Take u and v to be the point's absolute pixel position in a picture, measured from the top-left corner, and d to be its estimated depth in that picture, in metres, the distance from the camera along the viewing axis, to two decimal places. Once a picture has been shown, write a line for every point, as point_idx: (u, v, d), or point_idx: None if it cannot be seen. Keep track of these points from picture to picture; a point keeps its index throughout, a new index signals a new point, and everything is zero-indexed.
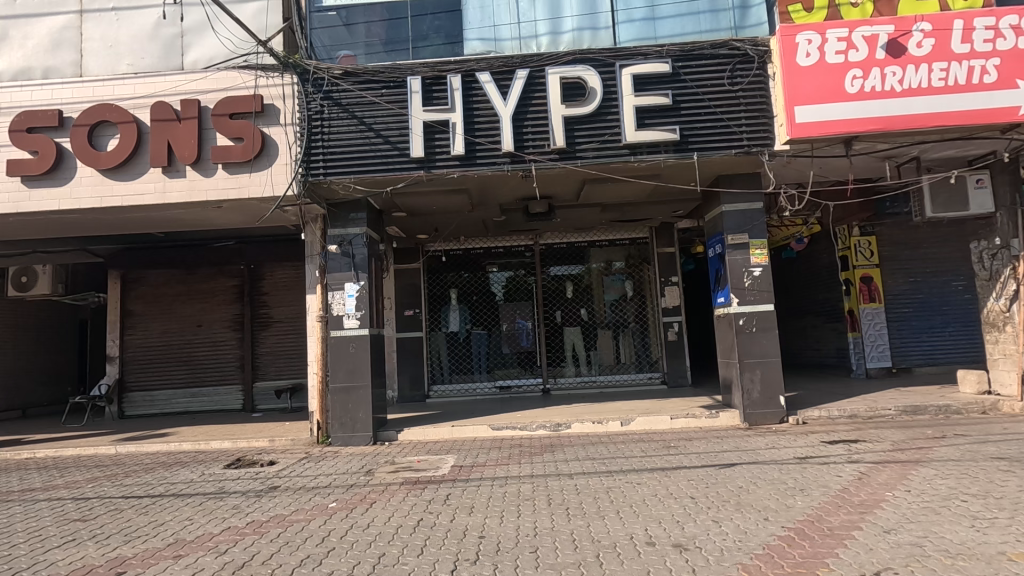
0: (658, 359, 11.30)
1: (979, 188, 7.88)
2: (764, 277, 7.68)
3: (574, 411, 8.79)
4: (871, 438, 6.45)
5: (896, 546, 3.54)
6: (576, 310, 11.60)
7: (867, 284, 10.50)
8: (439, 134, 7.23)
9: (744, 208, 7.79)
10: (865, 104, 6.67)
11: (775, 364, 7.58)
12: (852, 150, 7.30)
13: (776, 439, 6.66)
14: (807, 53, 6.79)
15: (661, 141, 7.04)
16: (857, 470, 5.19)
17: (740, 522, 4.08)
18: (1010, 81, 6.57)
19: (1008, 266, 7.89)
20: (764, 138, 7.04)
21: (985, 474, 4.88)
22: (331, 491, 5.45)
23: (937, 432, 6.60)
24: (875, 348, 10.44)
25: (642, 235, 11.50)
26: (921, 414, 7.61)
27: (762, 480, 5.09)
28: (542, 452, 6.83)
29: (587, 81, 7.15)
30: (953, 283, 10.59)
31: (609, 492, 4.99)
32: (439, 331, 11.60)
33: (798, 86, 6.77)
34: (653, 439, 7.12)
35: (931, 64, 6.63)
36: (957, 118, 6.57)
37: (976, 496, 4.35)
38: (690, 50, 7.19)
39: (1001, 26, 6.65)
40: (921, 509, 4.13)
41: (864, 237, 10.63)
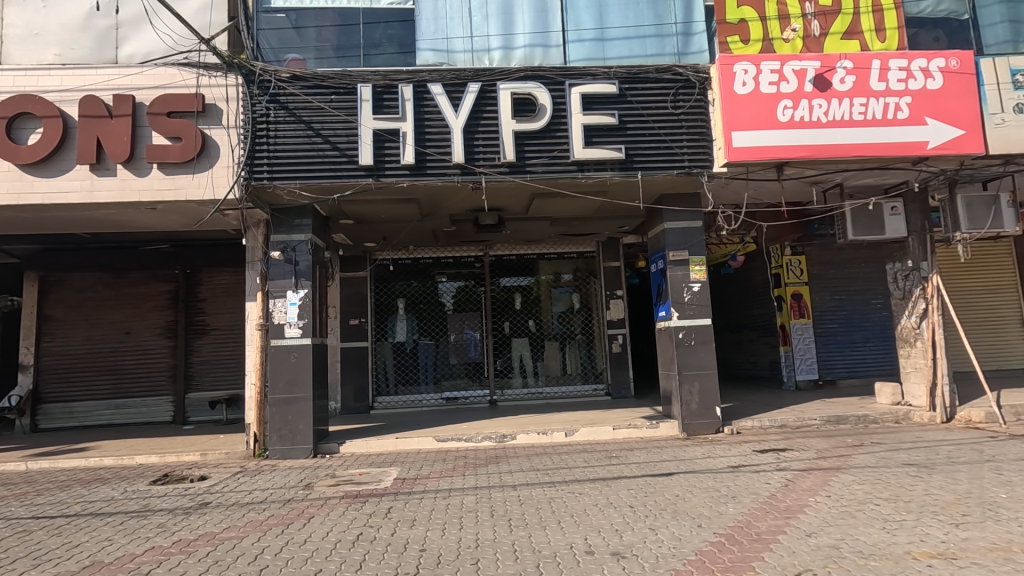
0: (602, 370, 11.54)
1: (894, 214, 8.55)
2: (702, 292, 8.02)
3: (519, 422, 8.85)
4: (797, 446, 6.83)
5: (816, 549, 3.76)
6: (524, 322, 11.71)
7: (797, 301, 11.13)
8: (389, 143, 7.19)
9: (685, 226, 8.14)
10: (795, 133, 7.13)
11: (712, 376, 7.90)
12: (783, 175, 7.76)
13: (712, 449, 6.93)
14: (743, 82, 7.22)
15: (607, 159, 7.27)
16: (785, 478, 5.49)
17: (676, 529, 4.23)
18: (920, 118, 7.19)
19: (919, 286, 8.57)
20: (704, 159, 7.38)
21: (898, 480, 5.26)
22: (266, 506, 5.26)
23: (856, 440, 7.08)
24: (804, 361, 11.05)
25: (590, 249, 11.76)
26: (843, 423, 8.12)
27: (697, 489, 5.28)
28: (487, 463, 6.83)
29: (537, 97, 7.30)
30: (872, 301, 11.41)
31: (551, 502, 5.05)
32: (385, 341, 11.44)
33: (735, 113, 7.16)
34: (596, 449, 7.26)
35: (853, 98, 7.18)
36: (874, 149, 7.12)
37: (888, 500, 4.69)
38: (636, 73, 7.49)
39: (913, 68, 7.27)
40: (839, 513, 4.42)
41: (795, 257, 11.25)
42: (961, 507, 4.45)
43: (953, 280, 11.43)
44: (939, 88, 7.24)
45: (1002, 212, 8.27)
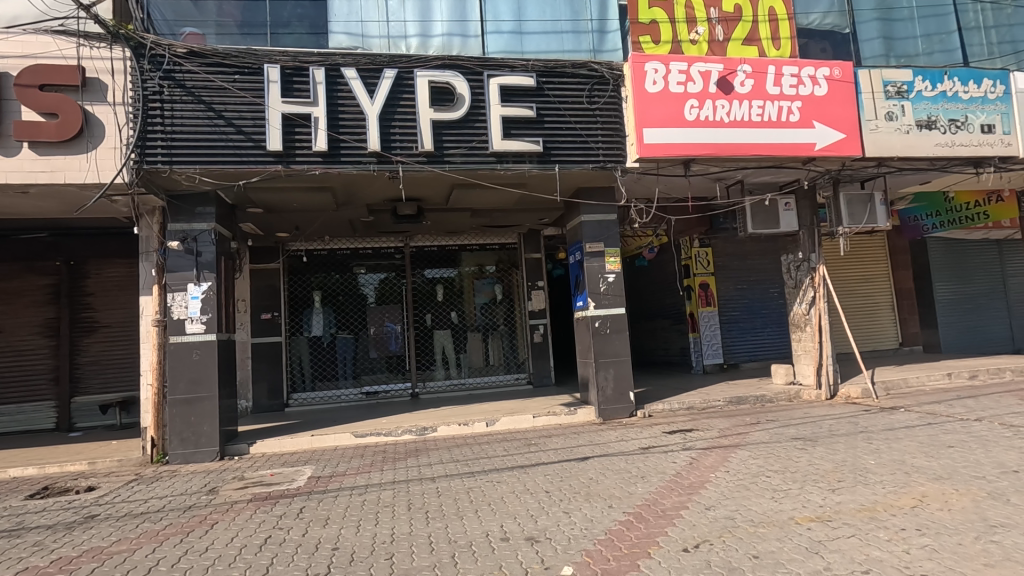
0: (524, 360, 11.70)
1: (787, 210, 9.28)
2: (617, 282, 8.33)
3: (440, 414, 8.81)
4: (702, 426, 7.30)
5: (713, 520, 4.05)
6: (446, 314, 11.65)
7: (705, 290, 11.84)
8: (299, 128, 6.86)
9: (601, 219, 8.40)
10: (701, 131, 7.53)
11: (626, 363, 8.24)
12: (691, 171, 8.19)
13: (625, 432, 7.25)
14: (654, 81, 7.54)
15: (526, 151, 7.34)
16: (689, 456, 5.85)
17: (588, 511, 4.39)
18: (809, 121, 7.83)
19: (808, 276, 9.38)
20: (618, 154, 7.64)
21: (787, 453, 5.75)
22: (164, 515, 4.90)
23: (753, 419, 7.67)
24: (710, 346, 11.81)
25: (511, 241, 11.88)
26: (743, 403, 8.78)
27: (610, 471, 5.52)
28: (406, 457, 6.74)
29: (456, 87, 7.24)
30: (769, 290, 12.36)
31: (469, 492, 5.08)
32: (300, 336, 10.98)
33: (646, 110, 7.47)
34: (516, 438, 7.38)
35: (751, 101, 7.70)
36: (769, 149, 7.68)
37: (778, 471, 5.13)
38: (553, 67, 7.61)
39: (803, 75, 7.89)
40: (736, 486, 4.78)
41: (702, 249, 11.95)
42: (837, 474, 4.94)
43: (837, 270, 12.62)
44: (824, 95, 7.92)
45: (876, 209, 9.22)
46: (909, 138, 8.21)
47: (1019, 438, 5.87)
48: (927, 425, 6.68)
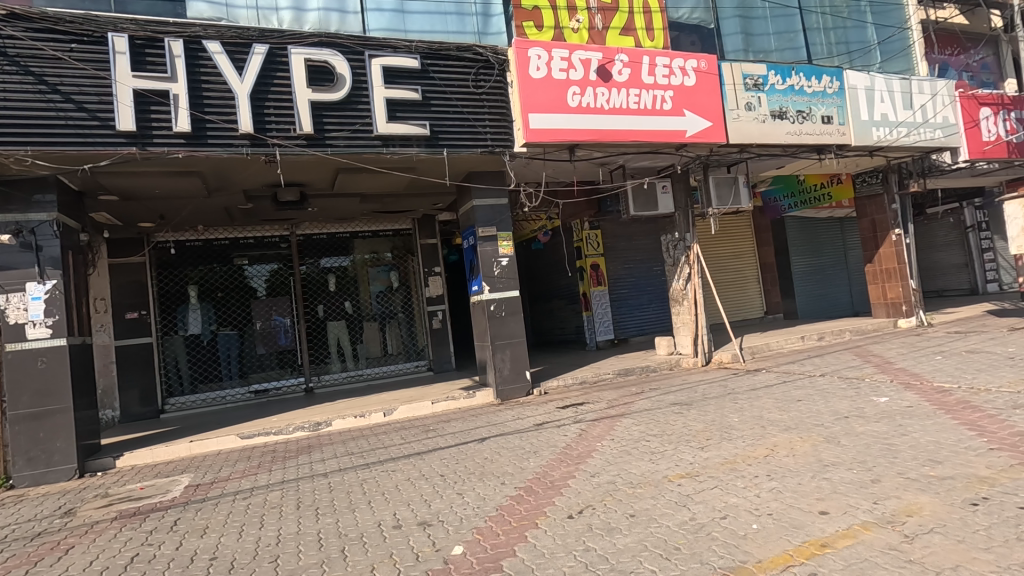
0: (424, 347, 11.57)
1: (664, 192, 9.92)
2: (510, 266, 8.48)
3: (336, 407, 8.52)
4: (592, 399, 7.71)
5: (597, 486, 4.31)
6: (340, 304, 11.22)
7: (596, 271, 12.38)
8: (155, 106, 6.19)
9: (492, 203, 8.48)
10: (583, 117, 7.81)
11: (521, 344, 8.45)
12: (575, 156, 8.49)
13: (521, 411, 7.46)
14: (538, 66, 7.68)
15: (412, 135, 7.19)
16: (579, 428, 6.16)
17: (481, 490, 4.50)
18: (680, 110, 8.40)
19: (684, 254, 10.15)
20: (506, 139, 7.72)
21: (666, 418, 6.23)
22: (4, 546, 4.30)
23: (638, 389, 8.22)
24: (602, 323, 12.42)
25: (405, 227, 11.65)
26: (630, 374, 9.38)
27: (504, 449, 5.68)
28: (297, 455, 6.45)
29: (335, 66, 6.90)
30: (653, 268, 13.23)
31: (363, 484, 5.00)
32: (174, 335, 10.05)
33: (530, 96, 7.61)
34: (413, 426, 7.34)
35: (628, 89, 8.11)
36: (646, 136, 8.15)
37: (657, 435, 5.56)
38: (438, 48, 7.49)
39: (674, 66, 8.43)
40: (619, 452, 5.13)
41: (592, 232, 12.44)
42: (706, 433, 5.45)
43: (711, 248, 13.77)
44: (693, 85, 8.52)
45: (740, 191, 10.14)
46: (765, 127, 9.09)
47: (852, 388, 6.83)
48: (782, 383, 7.57)
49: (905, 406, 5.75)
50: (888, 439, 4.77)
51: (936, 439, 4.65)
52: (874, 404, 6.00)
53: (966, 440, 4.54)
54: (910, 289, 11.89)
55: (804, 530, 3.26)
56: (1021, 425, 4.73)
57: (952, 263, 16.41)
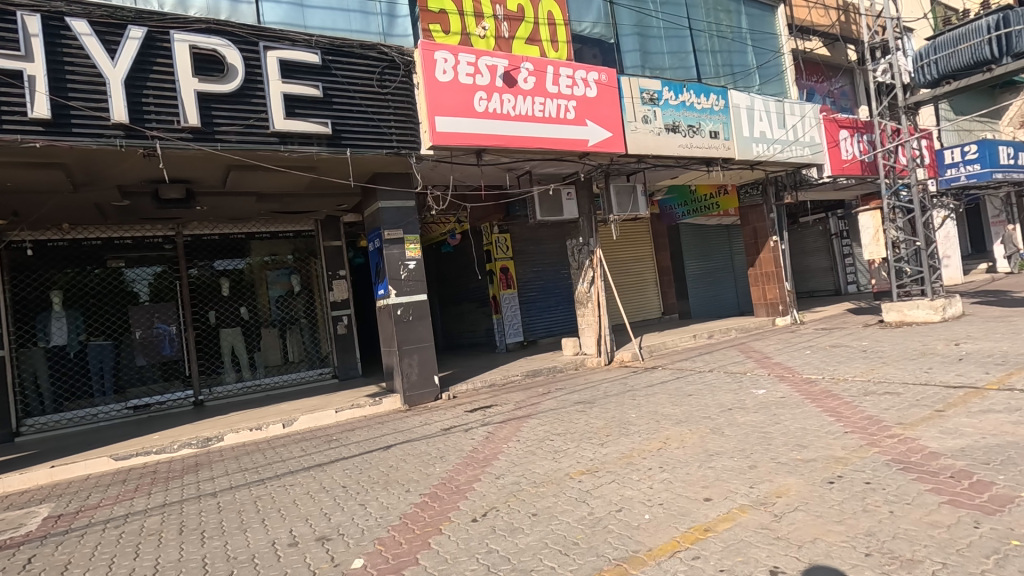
0: (328, 353, 11.09)
1: (569, 198, 10.26)
2: (417, 269, 8.37)
3: (228, 421, 7.93)
4: (500, 401, 7.80)
5: (501, 488, 4.36)
6: (234, 310, 10.49)
7: (505, 274, 12.49)
8: (5, 88, 5.45)
9: (399, 205, 8.33)
10: (489, 122, 7.90)
11: (429, 348, 8.36)
12: (482, 160, 8.55)
13: (429, 416, 7.38)
14: (444, 70, 7.66)
15: (313, 133, 6.89)
16: (486, 431, 6.20)
17: (384, 499, 4.39)
18: (583, 119, 8.73)
19: (588, 258, 10.54)
20: (411, 140, 7.61)
21: (571, 417, 6.44)
22: None
23: (545, 389, 8.43)
24: (512, 325, 12.55)
25: (308, 228, 11.13)
26: (538, 375, 9.60)
27: (410, 455, 5.59)
28: (181, 474, 5.94)
29: (224, 56, 6.45)
30: (560, 271, 13.64)
31: (257, 501, 4.70)
32: (33, 347, 8.86)
33: (437, 98, 7.57)
34: (315, 436, 7.02)
35: (533, 97, 8.31)
36: (550, 143, 8.39)
37: (560, 434, 5.73)
38: (340, 45, 7.24)
39: (577, 77, 8.74)
40: (524, 452, 5.23)
41: (501, 235, 12.53)
42: (607, 430, 5.70)
43: (614, 252, 14.42)
44: (594, 96, 8.89)
45: (638, 199, 10.74)
46: (660, 139, 9.68)
47: (736, 382, 7.45)
48: (676, 379, 8.09)
49: (779, 396, 6.38)
50: (764, 427, 5.25)
51: (803, 426, 5.18)
52: (753, 396, 6.57)
53: (827, 425, 5.09)
54: (786, 291, 13.19)
55: (689, 517, 3.50)
56: (869, 410, 5.41)
57: (820, 267, 18.41)
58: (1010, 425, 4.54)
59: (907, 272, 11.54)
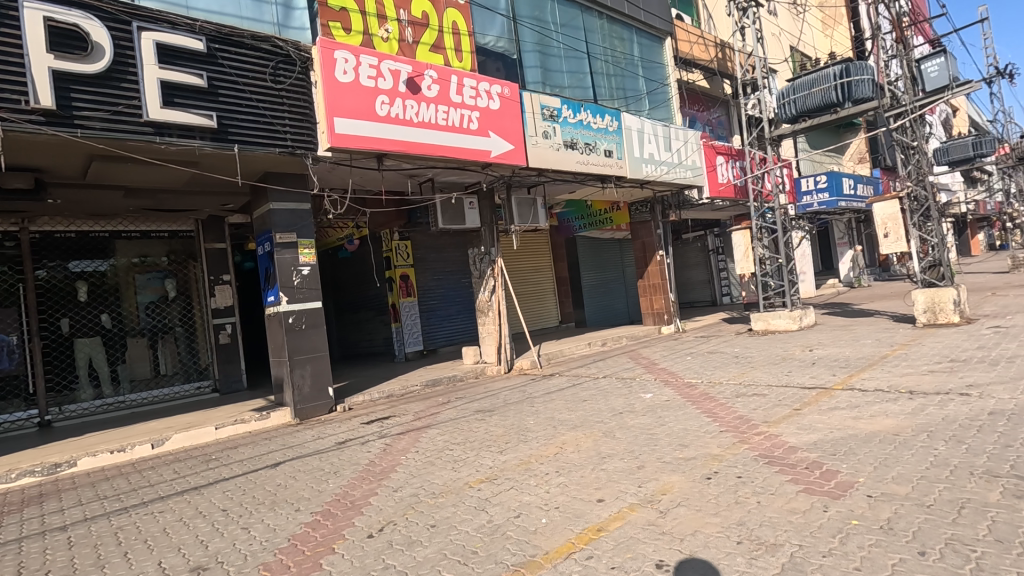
0: (207, 365, 10.25)
1: (471, 208, 10.33)
2: (311, 276, 7.97)
3: (83, 444, 6.96)
4: (399, 412, 7.62)
5: (399, 501, 4.26)
6: (93, 317, 9.26)
7: (405, 281, 12.26)
8: None
9: (293, 208, 7.90)
10: (391, 127, 7.75)
11: (323, 358, 7.99)
12: (383, 165, 8.36)
13: (322, 429, 7.03)
14: (344, 70, 7.41)
15: (195, 125, 6.34)
16: (383, 443, 6.03)
17: (271, 521, 4.11)
18: (485, 131, 8.86)
19: (489, 267, 10.65)
20: (307, 141, 7.27)
21: (470, 426, 6.44)
22: None
23: (445, 398, 8.38)
24: (411, 334, 12.31)
25: (186, 228, 10.22)
26: (438, 385, 9.51)
27: (300, 472, 5.28)
28: (21, 508, 5.11)
29: (89, 33, 5.75)
30: (461, 279, 13.66)
31: (120, 533, 4.18)
32: None
33: (336, 99, 7.29)
34: (191, 456, 6.40)
35: (437, 105, 8.29)
36: (453, 152, 8.40)
37: (459, 443, 5.71)
38: (228, 33, 6.75)
39: (480, 89, 8.87)
40: (423, 463, 5.14)
41: (402, 242, 12.31)
42: (505, 437, 5.78)
43: (516, 262, 14.69)
44: (497, 109, 9.06)
45: (539, 212, 11.11)
46: (559, 154, 10.06)
47: (626, 387, 7.89)
48: (571, 385, 8.40)
49: (664, 400, 6.86)
50: (651, 429, 5.60)
51: (685, 426, 5.61)
52: (642, 400, 7.00)
53: (705, 425, 5.55)
54: (670, 301, 14.24)
55: (583, 518, 3.64)
56: (740, 410, 5.98)
57: (699, 280, 20.10)
58: (852, 420, 5.23)
59: (772, 286, 12.94)
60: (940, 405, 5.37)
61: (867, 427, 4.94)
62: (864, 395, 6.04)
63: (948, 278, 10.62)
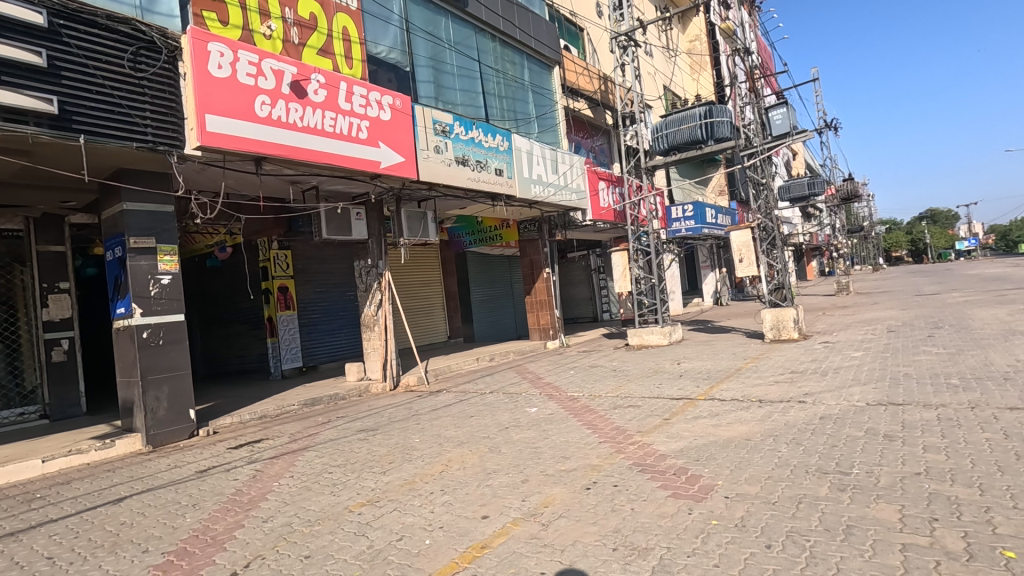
0: (35, 388, 8.75)
1: (358, 219, 9.99)
2: (173, 285, 7.21)
3: None
4: (272, 434, 7.07)
5: (269, 532, 3.93)
6: None
7: (284, 293, 11.46)
8: None
9: (152, 209, 7.11)
10: (272, 130, 7.29)
11: (184, 377, 7.21)
12: (261, 170, 7.83)
13: (181, 457, 6.31)
14: (220, 65, 6.84)
15: (29, 109, 5.47)
16: (252, 469, 5.54)
17: (111, 567, 3.58)
18: (375, 141, 8.65)
19: (376, 281, 10.33)
20: (172, 137, 6.58)
21: (351, 446, 6.14)
22: None
23: (324, 418, 7.93)
24: (289, 350, 11.49)
25: (13, 226, 8.70)
26: (317, 404, 8.97)
27: (151, 508, 4.67)
28: None
29: None
30: (347, 293, 13.12)
31: None
32: None
33: (210, 95, 6.72)
34: (9, 496, 5.39)
35: (323, 111, 7.95)
36: (340, 160, 8.09)
37: (339, 466, 5.42)
38: (77, 10, 5.96)
39: (371, 98, 8.67)
40: (298, 489, 4.80)
41: (281, 251, 11.54)
42: (389, 456, 5.58)
43: (405, 276, 14.41)
44: (388, 120, 8.91)
45: (428, 226, 11.04)
46: (450, 170, 10.08)
47: (512, 402, 8.02)
48: (459, 401, 8.36)
49: (548, 413, 7.06)
50: (535, 443, 5.73)
51: (567, 438, 5.82)
52: (527, 414, 7.15)
53: (586, 436, 5.80)
54: (555, 317, 14.79)
55: (468, 536, 3.61)
56: (617, 421, 6.33)
57: (582, 297, 21.16)
58: (713, 427, 5.75)
59: (646, 304, 13.95)
60: (782, 412, 6.09)
61: (725, 434, 5.47)
62: (723, 404, 6.69)
63: (789, 299, 12.19)
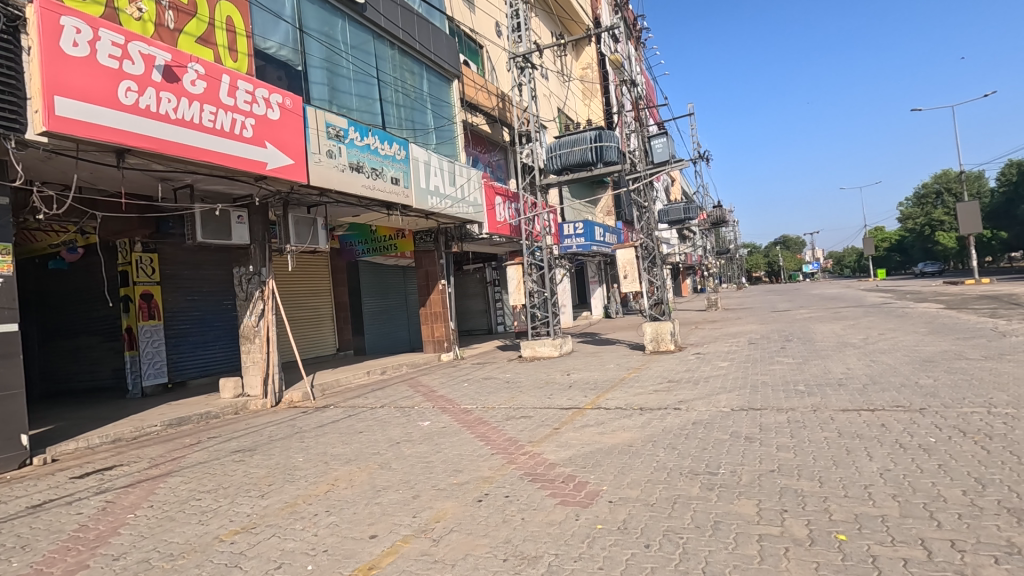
0: None
1: (239, 222, 9.30)
2: (4, 291, 6.21)
3: None
4: (128, 460, 6.27)
5: (122, 571, 3.47)
6: None
7: (147, 301, 10.27)
8: None
9: None
10: (139, 120, 6.57)
11: (15, 397, 6.19)
12: (124, 163, 7.01)
13: (8, 491, 5.38)
14: (75, 42, 6.05)
15: None
16: (102, 501, 4.86)
17: None
18: (261, 140, 8.13)
19: (258, 289, 9.63)
20: (10, 119, 5.66)
21: (224, 469, 5.63)
22: None
23: (193, 439, 7.19)
24: (152, 365, 10.28)
25: None
26: (184, 424, 8.12)
27: None
28: None
29: None
30: (223, 302, 12.09)
31: None
32: None
33: (61, 75, 5.90)
34: None
35: (202, 104, 7.32)
36: (219, 158, 7.48)
37: (209, 491, 4.93)
38: None
39: (257, 95, 8.14)
40: (159, 520, 4.30)
41: (145, 254, 10.37)
42: (268, 478, 5.19)
43: (291, 284, 13.60)
44: (276, 120, 8.42)
45: (318, 232, 10.51)
46: (343, 176, 9.71)
47: (404, 415, 7.83)
48: (347, 416, 8.01)
49: (441, 426, 7.00)
50: (427, 457, 5.64)
51: (459, 451, 5.79)
52: (419, 427, 7.03)
53: (478, 449, 5.82)
54: (450, 329, 14.73)
55: (354, 558, 3.45)
56: (509, 432, 6.43)
57: (477, 309, 21.35)
58: (599, 435, 6.03)
59: (538, 316, 14.33)
60: (660, 419, 6.55)
61: (609, 441, 5.76)
62: (608, 413, 7.04)
63: (666, 314, 13.15)
